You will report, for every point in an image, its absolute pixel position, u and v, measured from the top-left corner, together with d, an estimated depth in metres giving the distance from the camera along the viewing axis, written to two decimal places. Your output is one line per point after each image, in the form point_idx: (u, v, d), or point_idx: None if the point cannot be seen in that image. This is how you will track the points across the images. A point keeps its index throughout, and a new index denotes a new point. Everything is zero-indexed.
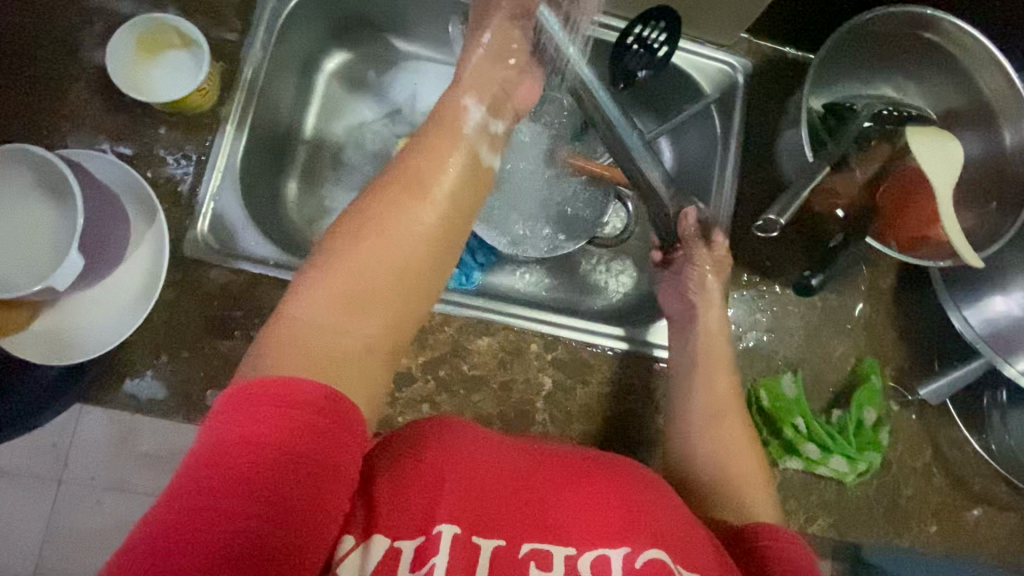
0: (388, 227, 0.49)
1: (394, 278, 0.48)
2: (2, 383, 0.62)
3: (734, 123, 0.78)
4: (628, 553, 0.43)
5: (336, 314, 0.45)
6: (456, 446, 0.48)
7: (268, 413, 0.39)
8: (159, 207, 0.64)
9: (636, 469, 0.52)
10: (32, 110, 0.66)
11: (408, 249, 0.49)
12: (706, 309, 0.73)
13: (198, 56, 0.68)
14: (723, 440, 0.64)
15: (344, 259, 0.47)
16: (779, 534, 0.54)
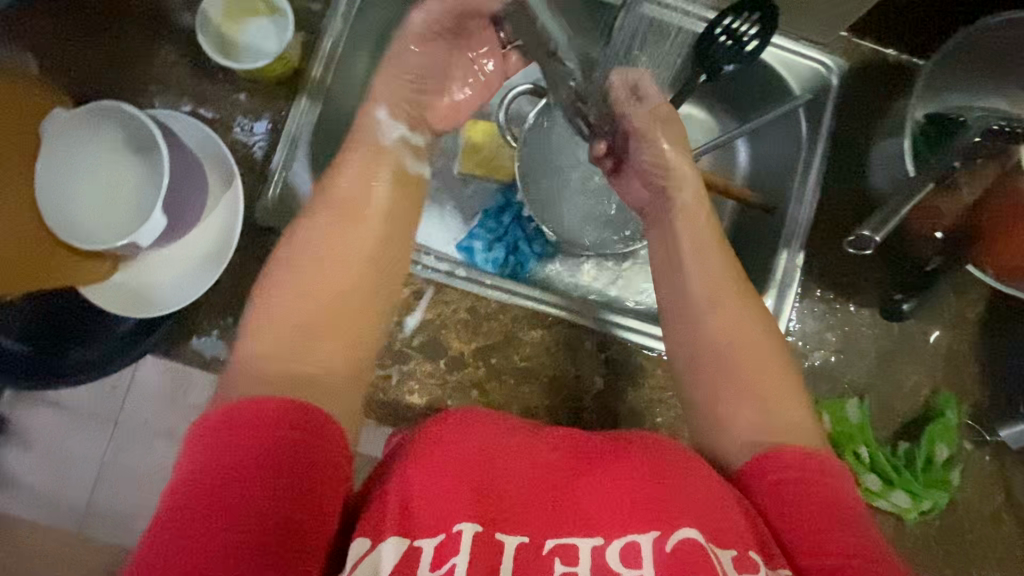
0: (329, 254, 0.51)
1: (344, 293, 0.50)
2: (81, 329, 0.65)
3: (822, 127, 0.73)
4: (658, 538, 0.41)
5: (295, 341, 0.46)
6: (461, 440, 0.46)
7: (235, 426, 0.40)
8: (235, 171, 0.65)
9: (648, 440, 0.48)
10: (124, 69, 0.68)
11: (354, 265, 0.52)
12: (703, 225, 0.60)
13: (282, 24, 0.67)
14: (730, 343, 0.53)
15: (293, 291, 0.49)
16: (804, 474, 0.46)
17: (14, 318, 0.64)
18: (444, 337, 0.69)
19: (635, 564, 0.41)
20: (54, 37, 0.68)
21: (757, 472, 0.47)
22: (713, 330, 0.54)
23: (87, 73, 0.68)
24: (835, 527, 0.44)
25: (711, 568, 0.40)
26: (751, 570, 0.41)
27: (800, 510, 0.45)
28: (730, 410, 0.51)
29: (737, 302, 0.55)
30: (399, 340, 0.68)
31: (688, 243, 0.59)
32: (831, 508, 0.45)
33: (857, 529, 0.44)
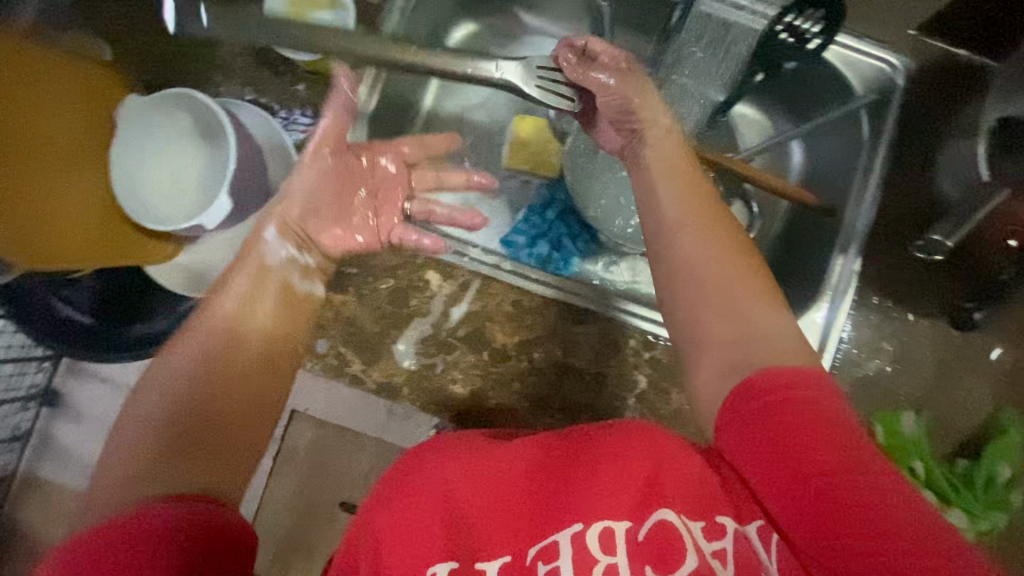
0: (202, 372, 0.50)
1: (237, 393, 0.51)
2: (143, 306, 0.68)
3: (885, 130, 0.70)
4: (631, 527, 0.44)
5: (148, 475, 0.44)
6: (425, 472, 0.50)
7: (125, 548, 0.38)
8: (296, 159, 0.67)
9: (618, 424, 0.50)
10: (190, 58, 0.71)
11: (245, 359, 0.52)
12: (674, 157, 0.59)
13: (345, 18, 0.70)
14: (700, 261, 0.51)
15: (156, 421, 0.47)
16: (778, 412, 0.43)
17: (85, 293, 0.67)
18: (488, 330, 0.70)
19: (611, 550, 0.43)
20: (124, 27, 0.70)
21: (728, 421, 0.46)
22: (688, 254, 0.52)
23: (155, 61, 0.71)
24: (816, 451, 0.42)
25: (679, 542, 0.43)
26: (719, 535, 0.43)
27: (769, 449, 0.43)
28: (714, 327, 0.49)
29: (712, 225, 0.53)
30: (445, 330, 0.69)
31: (666, 191, 0.56)
32: (809, 432, 0.42)
33: (839, 446, 0.41)
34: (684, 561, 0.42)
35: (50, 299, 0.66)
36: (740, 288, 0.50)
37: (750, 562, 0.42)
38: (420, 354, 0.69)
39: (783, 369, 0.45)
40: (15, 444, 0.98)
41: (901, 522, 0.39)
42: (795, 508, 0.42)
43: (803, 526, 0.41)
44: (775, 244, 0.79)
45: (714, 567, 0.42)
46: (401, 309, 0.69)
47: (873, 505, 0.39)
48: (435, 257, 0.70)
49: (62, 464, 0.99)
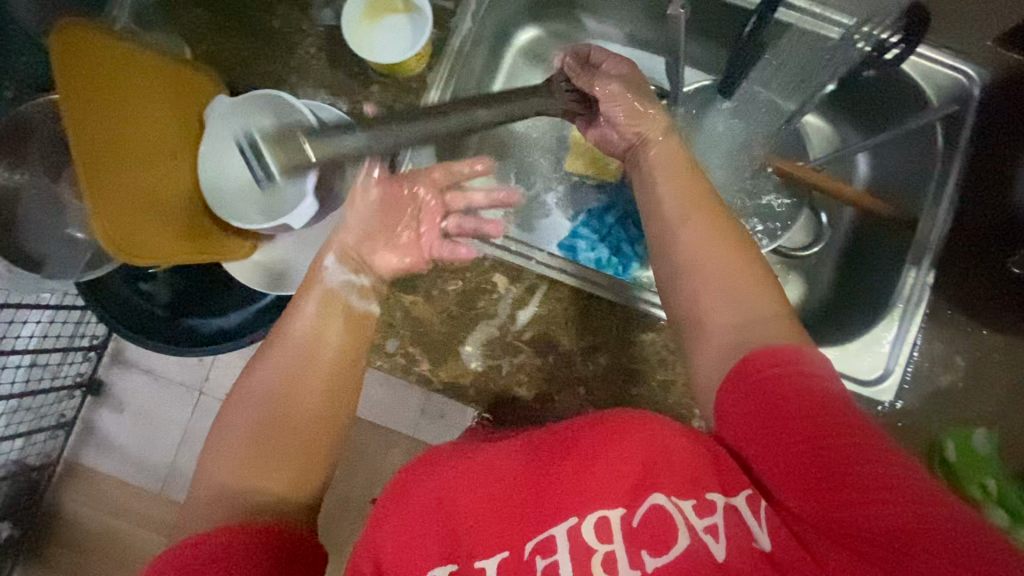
0: (271, 392, 0.53)
1: (300, 429, 0.52)
2: (219, 300, 0.70)
3: (962, 142, 0.68)
4: (624, 514, 0.46)
5: (247, 458, 0.50)
6: (426, 481, 0.53)
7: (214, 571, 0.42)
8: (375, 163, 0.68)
9: (604, 417, 0.52)
10: (265, 59, 0.71)
11: (308, 397, 0.53)
12: (675, 149, 0.61)
13: (419, 23, 0.70)
14: (696, 251, 0.52)
15: (229, 435, 0.51)
16: (772, 386, 0.45)
17: (163, 286, 0.69)
18: (554, 333, 0.70)
19: (607, 538, 0.45)
20: (204, 26, 0.71)
21: (726, 397, 0.47)
22: (690, 247, 0.53)
23: (232, 60, 0.71)
24: (798, 420, 0.43)
25: (673, 523, 0.44)
26: (710, 511, 0.45)
27: (766, 420, 0.44)
28: (721, 322, 0.50)
29: (711, 217, 0.53)
30: (511, 333, 0.69)
31: (665, 185, 0.57)
32: (803, 401, 0.44)
33: (828, 411, 0.43)
34: (675, 543, 0.44)
35: (129, 291, 0.68)
36: (741, 278, 0.51)
37: (744, 535, 0.43)
38: (485, 355, 0.69)
39: (772, 349, 0.46)
40: (59, 431, 0.99)
41: (895, 477, 0.40)
42: (788, 472, 0.43)
43: (796, 490, 0.43)
44: (839, 252, 0.79)
45: (707, 542, 0.43)
46: (468, 311, 0.70)
47: (868, 465, 0.40)
48: (503, 259, 0.70)
49: (107, 451, 1.01)
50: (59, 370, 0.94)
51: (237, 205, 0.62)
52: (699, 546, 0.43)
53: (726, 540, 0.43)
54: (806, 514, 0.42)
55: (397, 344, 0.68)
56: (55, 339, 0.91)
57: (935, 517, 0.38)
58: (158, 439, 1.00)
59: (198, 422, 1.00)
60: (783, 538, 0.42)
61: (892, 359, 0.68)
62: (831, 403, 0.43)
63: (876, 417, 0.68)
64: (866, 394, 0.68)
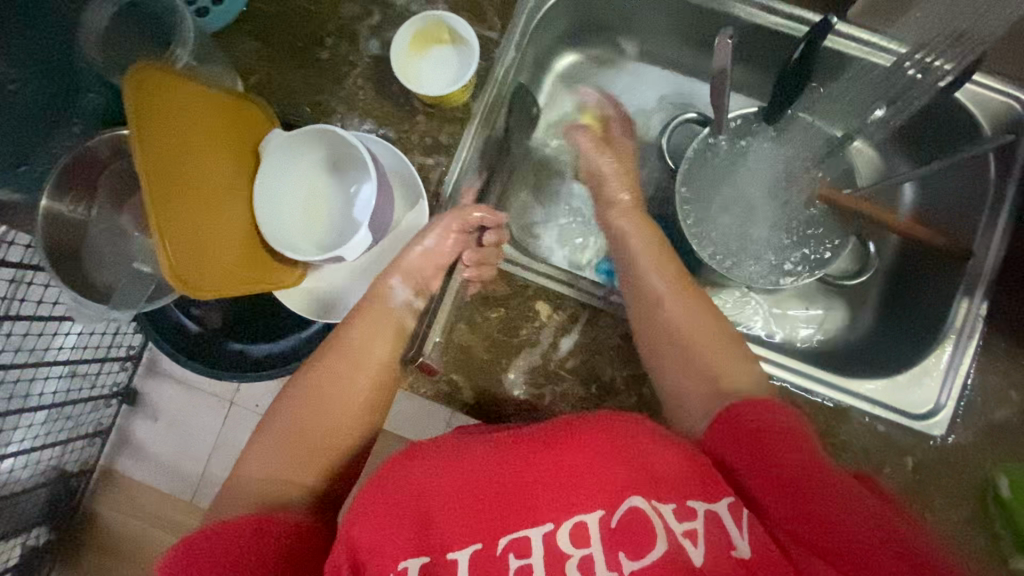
0: (319, 392, 0.61)
1: (331, 428, 0.59)
2: (268, 327, 0.71)
3: (1015, 173, 0.67)
4: (603, 516, 0.46)
5: (286, 447, 0.58)
6: (409, 473, 0.51)
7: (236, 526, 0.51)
8: (423, 192, 0.70)
9: (592, 419, 0.52)
10: (313, 90, 0.73)
11: (345, 400, 0.61)
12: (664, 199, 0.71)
13: (465, 54, 0.72)
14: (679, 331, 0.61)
15: (273, 424, 0.60)
16: (748, 418, 0.51)
17: (213, 311, 0.71)
18: (598, 362, 0.69)
19: (584, 541, 0.45)
20: (257, 57, 0.73)
21: (710, 428, 0.53)
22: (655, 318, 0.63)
23: (281, 91, 0.73)
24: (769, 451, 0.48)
25: (653, 526, 0.45)
26: (689, 517, 0.46)
27: (745, 442, 0.50)
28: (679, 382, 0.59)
29: (675, 297, 0.63)
30: (554, 360, 0.69)
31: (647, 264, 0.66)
32: (766, 436, 0.49)
33: (798, 437, 0.49)
34: (654, 546, 0.44)
35: (180, 315, 0.70)
36: (698, 350, 0.60)
37: (721, 541, 0.44)
38: (528, 384, 0.69)
39: (739, 409, 0.53)
40: (95, 439, 0.97)
41: (859, 500, 0.45)
42: (764, 487, 0.48)
43: (773, 499, 0.47)
44: (886, 281, 0.78)
45: (685, 546, 0.44)
46: (511, 339, 0.70)
47: (833, 481, 0.46)
48: (546, 287, 0.71)
49: (138, 459, 0.99)
50: (95, 379, 0.94)
51: (293, 237, 0.66)
52: (677, 551, 0.43)
53: (704, 546, 0.44)
54: (780, 524, 0.46)
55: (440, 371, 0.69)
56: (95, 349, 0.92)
57: (896, 530, 0.43)
58: (190, 449, 0.98)
59: (230, 433, 0.97)
60: (760, 543, 0.45)
61: (943, 396, 0.67)
62: (799, 433, 0.50)
63: (927, 452, 0.66)
64: (915, 428, 0.66)
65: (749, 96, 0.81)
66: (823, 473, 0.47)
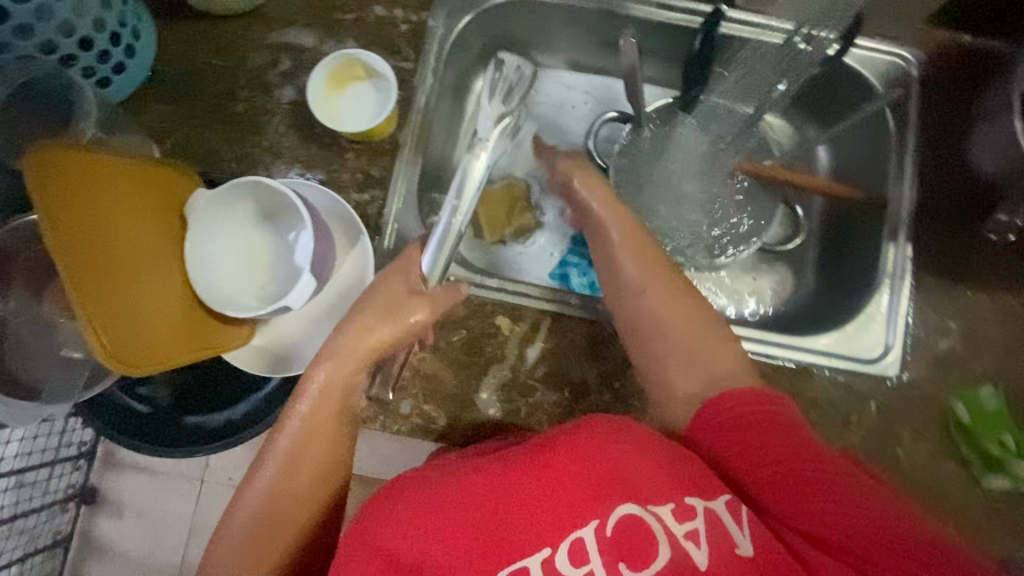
0: (283, 461, 0.55)
1: (303, 497, 0.55)
2: (223, 392, 0.68)
3: (911, 121, 0.72)
4: (598, 528, 0.44)
5: (255, 530, 0.53)
6: (391, 514, 0.48)
7: None
8: (362, 227, 0.68)
9: (571, 428, 0.50)
10: (236, 144, 0.71)
11: (308, 460, 0.55)
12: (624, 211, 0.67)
13: (383, 88, 0.72)
14: (661, 313, 0.61)
15: (242, 507, 0.54)
16: (713, 422, 0.53)
17: (162, 389, 0.67)
18: (565, 365, 0.70)
19: (583, 559, 0.43)
20: (171, 122, 0.71)
21: (700, 423, 0.54)
22: (651, 307, 0.61)
23: (200, 150, 0.71)
24: (792, 444, 0.49)
25: (652, 533, 0.43)
26: (689, 515, 0.45)
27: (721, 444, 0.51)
28: (677, 375, 0.58)
29: (662, 282, 0.62)
30: (523, 372, 0.69)
31: (617, 243, 0.65)
32: (774, 428, 0.50)
33: (768, 417, 0.51)
34: (657, 555, 0.43)
35: (127, 400, 0.66)
36: (684, 345, 0.59)
37: (722, 537, 0.44)
38: (502, 401, 0.69)
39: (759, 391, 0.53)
40: (56, 551, 0.82)
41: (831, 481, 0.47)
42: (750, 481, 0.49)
43: (773, 498, 0.48)
44: (820, 242, 0.82)
45: (688, 550, 0.43)
46: (477, 358, 0.69)
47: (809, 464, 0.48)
48: (502, 301, 0.71)
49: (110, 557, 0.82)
50: (49, 484, 0.79)
51: (232, 297, 0.63)
52: (679, 558, 0.43)
53: (708, 542, 0.43)
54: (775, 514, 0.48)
55: (412, 404, 0.68)
56: (43, 451, 0.76)
57: (873, 510, 0.45)
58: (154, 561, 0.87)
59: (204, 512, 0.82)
60: (761, 538, 0.45)
61: (891, 337, 0.71)
62: (764, 408, 0.52)
63: (886, 393, 0.69)
64: (870, 372, 0.70)
65: (662, 87, 0.85)
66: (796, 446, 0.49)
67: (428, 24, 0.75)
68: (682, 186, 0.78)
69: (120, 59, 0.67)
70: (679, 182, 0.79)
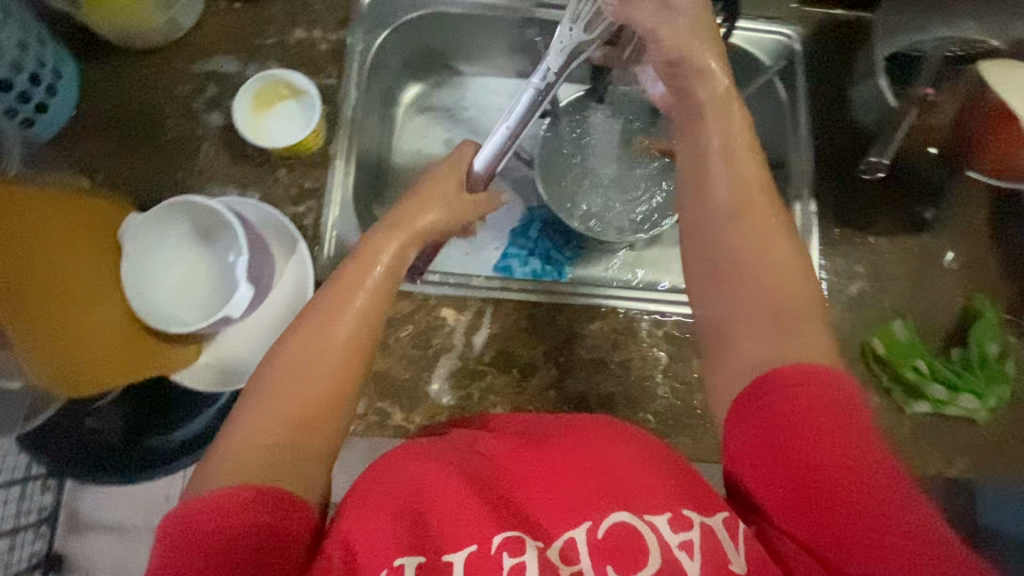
0: (315, 339, 0.51)
1: (333, 387, 0.49)
2: (175, 413, 0.68)
3: (799, 90, 0.80)
4: (590, 529, 0.45)
5: (285, 410, 0.47)
6: (404, 475, 0.49)
7: (205, 522, 0.41)
8: (298, 235, 0.70)
9: (583, 426, 0.51)
10: (166, 171, 0.73)
11: (319, 389, 0.49)
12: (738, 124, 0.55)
13: (308, 104, 0.75)
14: (752, 244, 0.50)
15: (269, 388, 0.48)
16: (774, 394, 0.44)
17: (113, 419, 0.67)
18: (511, 347, 0.73)
19: (573, 561, 0.44)
20: (99, 155, 0.72)
21: (739, 414, 0.46)
22: (737, 236, 0.51)
23: (129, 179, 0.72)
24: (844, 456, 0.41)
25: (642, 540, 0.44)
26: (686, 525, 0.44)
27: (768, 428, 0.44)
28: (751, 328, 0.48)
29: (751, 213, 0.51)
30: (471, 359, 0.72)
31: (719, 158, 0.54)
32: (823, 430, 0.42)
33: (852, 421, 0.42)
34: (646, 562, 0.43)
35: (77, 436, 0.65)
36: (771, 287, 0.48)
37: (718, 550, 0.43)
38: (453, 388, 0.71)
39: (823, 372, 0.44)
40: None
41: (881, 508, 0.40)
42: (769, 467, 0.44)
43: (803, 516, 0.42)
44: None
45: (681, 560, 0.43)
46: (425, 351, 0.72)
47: (878, 484, 0.40)
48: (445, 294, 0.74)
49: None
50: None
51: (174, 316, 0.65)
52: (671, 564, 0.43)
53: (703, 556, 0.43)
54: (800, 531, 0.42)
55: (365, 403, 0.69)
56: None
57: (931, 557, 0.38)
58: None
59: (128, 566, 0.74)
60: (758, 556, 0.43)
61: None
62: (853, 410, 0.43)
63: None
64: None
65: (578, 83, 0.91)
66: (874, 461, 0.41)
67: (347, 42, 0.79)
68: (604, 168, 0.88)
69: (42, 99, 0.69)
70: (599, 168, 0.87)
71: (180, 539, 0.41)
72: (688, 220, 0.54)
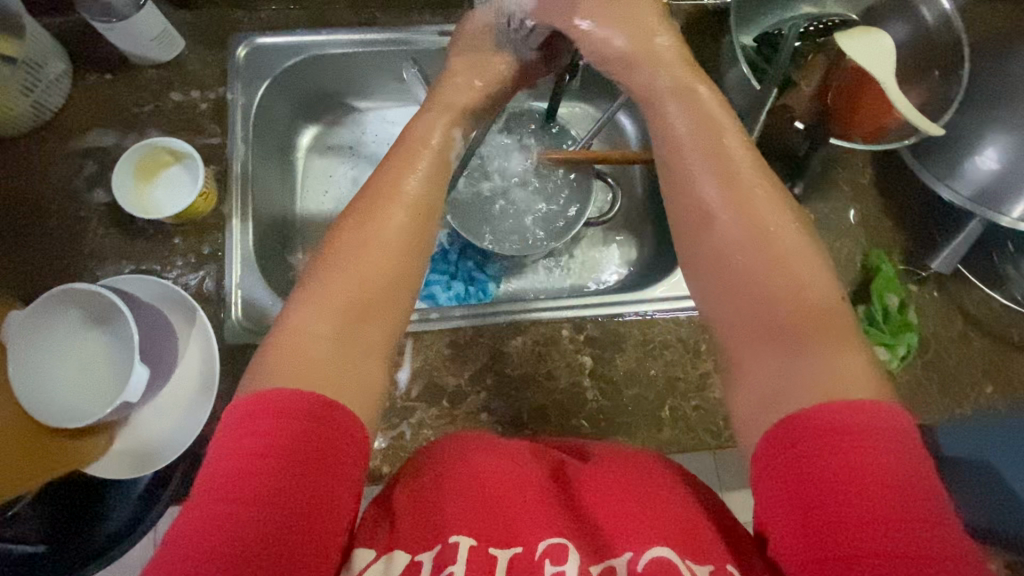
0: (369, 236, 0.51)
1: (384, 275, 0.50)
2: (95, 510, 0.65)
3: None
4: (632, 558, 0.44)
5: (342, 309, 0.48)
6: (476, 462, 0.51)
7: (265, 431, 0.41)
8: (196, 304, 0.68)
9: (648, 464, 0.52)
10: (54, 258, 0.71)
11: (374, 275, 0.50)
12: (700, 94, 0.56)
13: (193, 167, 0.74)
14: (746, 197, 0.50)
15: (322, 288, 0.48)
16: (811, 442, 0.39)
17: (32, 526, 0.65)
18: (438, 377, 0.73)
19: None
20: None
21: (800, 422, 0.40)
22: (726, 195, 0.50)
23: (17, 273, 0.70)
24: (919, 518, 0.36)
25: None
26: None
27: (837, 450, 0.38)
28: (760, 276, 0.47)
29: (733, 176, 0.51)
30: (398, 397, 0.72)
31: (688, 118, 0.54)
32: (894, 490, 0.37)
33: (913, 504, 0.37)
34: None
35: None
36: (774, 252, 0.47)
37: None
38: (384, 429, 0.70)
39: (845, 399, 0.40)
40: None
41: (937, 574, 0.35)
42: (798, 515, 0.39)
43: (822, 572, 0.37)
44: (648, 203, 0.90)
45: None
46: None
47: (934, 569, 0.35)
48: None
49: None
50: None
51: (71, 411, 0.62)
52: None
53: None
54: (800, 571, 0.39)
55: None
56: None
57: None
58: None
59: None
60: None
61: None
62: (917, 489, 0.37)
63: None
64: None
65: None
66: (930, 554, 0.35)
67: (227, 97, 0.78)
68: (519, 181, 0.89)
69: None
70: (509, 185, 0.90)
71: (241, 434, 0.42)
72: (676, 165, 0.54)
